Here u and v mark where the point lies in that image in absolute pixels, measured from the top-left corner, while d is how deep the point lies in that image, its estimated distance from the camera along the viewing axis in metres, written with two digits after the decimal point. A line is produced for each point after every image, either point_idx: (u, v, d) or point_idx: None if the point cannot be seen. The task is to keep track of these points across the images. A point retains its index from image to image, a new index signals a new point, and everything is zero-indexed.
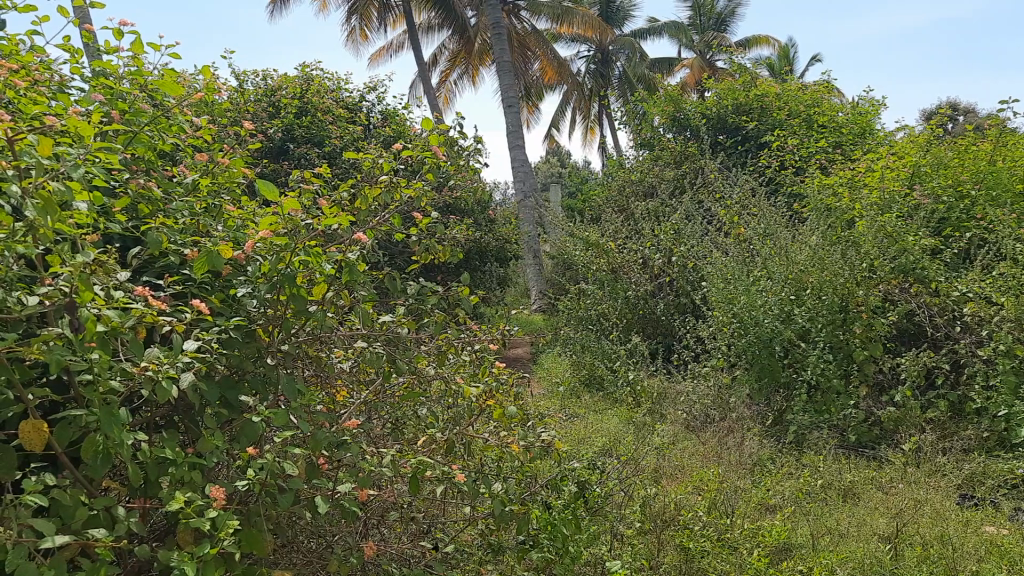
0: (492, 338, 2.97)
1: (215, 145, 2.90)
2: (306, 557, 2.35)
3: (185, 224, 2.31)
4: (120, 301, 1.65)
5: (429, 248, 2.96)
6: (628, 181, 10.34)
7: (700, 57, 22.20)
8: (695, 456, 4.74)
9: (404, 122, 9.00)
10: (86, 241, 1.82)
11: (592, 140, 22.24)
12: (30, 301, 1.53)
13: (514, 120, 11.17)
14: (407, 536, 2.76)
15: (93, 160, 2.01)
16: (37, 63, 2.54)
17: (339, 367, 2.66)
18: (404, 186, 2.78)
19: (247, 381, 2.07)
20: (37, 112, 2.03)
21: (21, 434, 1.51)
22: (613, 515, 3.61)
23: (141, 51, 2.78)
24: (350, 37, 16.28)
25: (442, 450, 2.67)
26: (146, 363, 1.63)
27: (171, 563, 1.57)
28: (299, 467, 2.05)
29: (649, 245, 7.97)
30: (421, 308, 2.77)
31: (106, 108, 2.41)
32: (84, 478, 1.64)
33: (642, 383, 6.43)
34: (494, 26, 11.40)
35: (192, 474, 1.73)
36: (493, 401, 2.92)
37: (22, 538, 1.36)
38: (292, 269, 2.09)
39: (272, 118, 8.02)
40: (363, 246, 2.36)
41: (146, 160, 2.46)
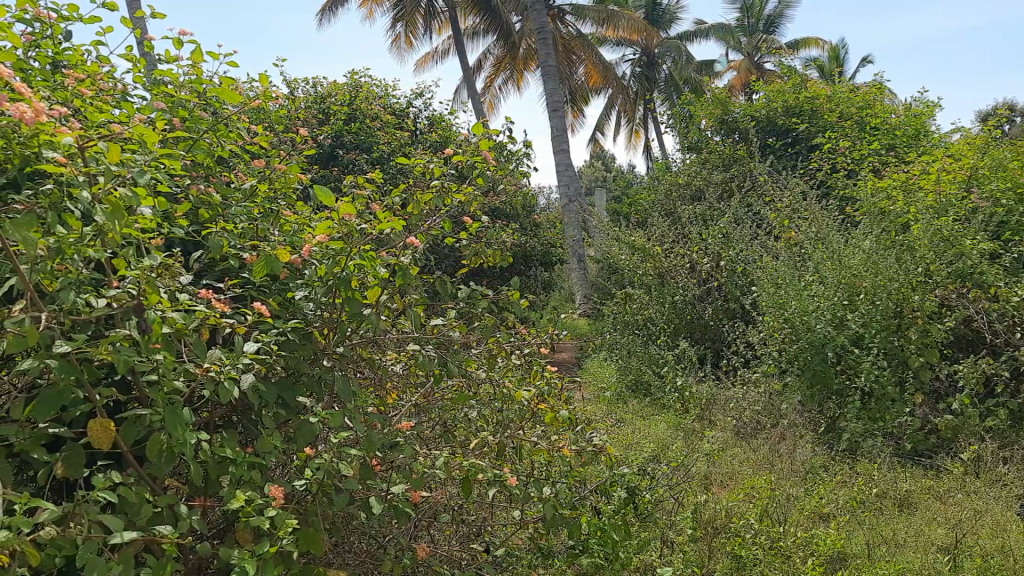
0: (542, 342, 2.98)
1: (272, 151, 2.97)
2: (360, 558, 2.38)
3: (244, 228, 2.36)
4: (186, 303, 1.69)
5: (480, 252, 2.98)
6: (675, 185, 10.27)
7: (748, 60, 21.95)
8: (746, 463, 4.69)
9: (451, 127, 9.04)
10: (152, 245, 1.87)
11: (637, 142, 22.11)
12: (98, 304, 1.57)
13: (559, 124, 11.16)
14: (457, 538, 2.78)
15: (157, 166, 2.07)
16: (103, 73, 2.63)
17: (391, 370, 2.68)
18: (455, 191, 2.79)
19: (304, 383, 2.10)
20: (104, 119, 2.10)
21: (90, 432, 1.55)
22: (663, 522, 3.60)
23: (200, 60, 2.85)
24: (395, 44, 16.44)
25: (494, 453, 2.67)
26: (210, 364, 1.67)
27: (233, 561, 1.60)
28: (353, 467, 2.07)
29: (696, 249, 7.89)
30: (472, 312, 2.79)
31: (167, 115, 2.48)
32: (147, 476, 1.67)
33: (691, 389, 6.36)
34: (539, 31, 11.40)
35: (252, 474, 1.76)
36: (544, 404, 2.92)
37: (93, 533, 1.40)
38: (347, 273, 2.14)
39: (322, 124, 8.13)
40: (415, 250, 2.39)
41: (206, 165, 2.52)
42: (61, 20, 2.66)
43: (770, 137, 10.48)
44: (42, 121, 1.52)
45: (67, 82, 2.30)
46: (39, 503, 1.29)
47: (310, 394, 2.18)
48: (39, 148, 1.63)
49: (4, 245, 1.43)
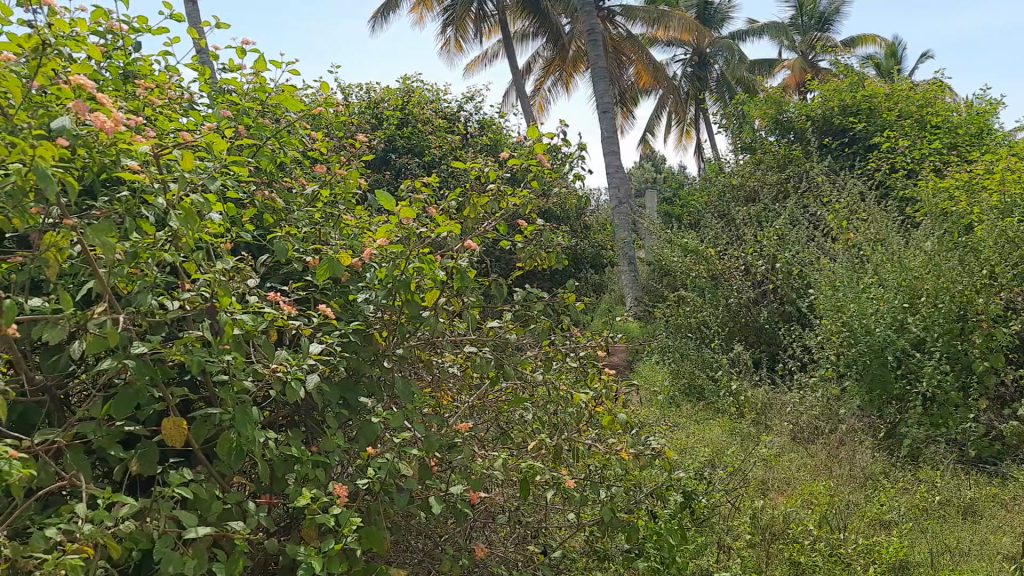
0: (597, 344, 2.97)
1: (331, 156, 3.03)
2: (418, 558, 2.41)
3: (306, 232, 2.42)
4: (254, 306, 1.75)
5: (536, 255, 3.00)
6: (729, 186, 10.15)
7: (802, 59, 21.60)
8: (804, 469, 4.62)
9: (502, 131, 9.09)
10: (221, 249, 1.93)
11: (689, 143, 21.90)
12: (172, 306, 1.63)
13: (610, 126, 11.11)
14: (514, 539, 2.79)
15: (225, 173, 2.13)
16: (171, 82, 2.72)
17: (449, 371, 2.72)
18: (511, 194, 2.81)
19: (364, 384, 2.15)
20: (174, 128, 2.18)
21: (164, 430, 1.61)
22: (720, 527, 3.57)
23: (263, 68, 2.93)
24: (446, 49, 16.58)
25: (551, 455, 2.68)
26: (277, 365, 1.72)
27: (299, 558, 1.64)
28: (413, 468, 2.11)
29: (751, 251, 7.79)
30: (527, 314, 2.81)
31: (233, 123, 2.56)
32: (217, 473, 1.73)
33: (746, 393, 6.27)
34: (590, 33, 11.38)
35: (317, 472, 1.81)
36: (602, 407, 2.91)
37: (168, 528, 1.45)
38: (406, 276, 2.18)
39: (376, 129, 8.25)
40: (473, 252, 2.42)
41: (268, 171, 2.59)
42: (132, 32, 2.76)
43: (827, 137, 10.31)
44: (122, 131, 1.59)
45: (139, 91, 2.39)
46: (120, 497, 1.35)
47: (371, 395, 2.22)
48: (117, 156, 1.70)
49: (85, 250, 1.49)
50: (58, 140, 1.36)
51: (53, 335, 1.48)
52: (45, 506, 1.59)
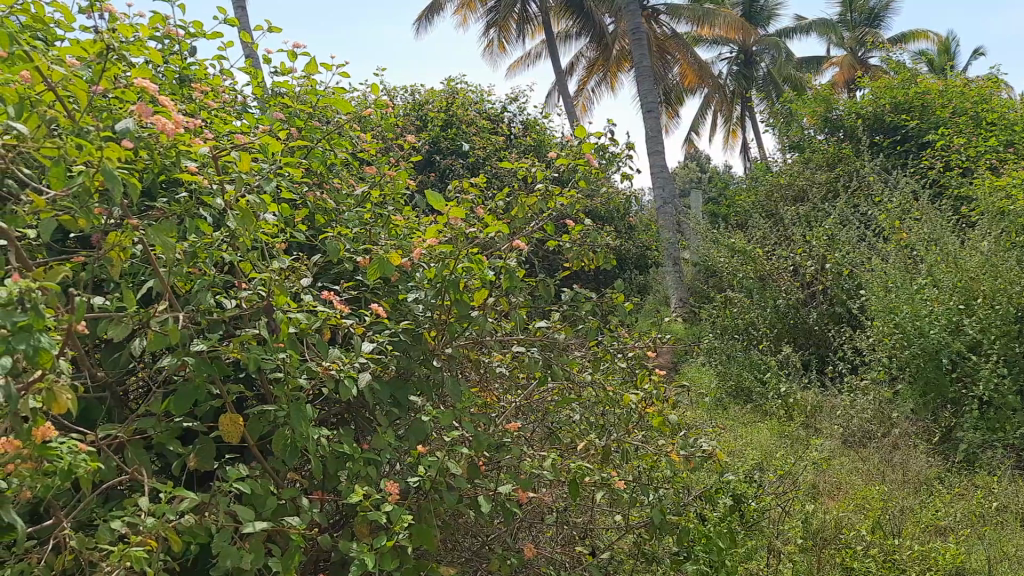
0: (646, 345, 2.95)
1: (380, 158, 3.07)
2: (466, 557, 2.42)
3: (356, 232, 2.45)
4: (309, 305, 1.77)
5: (584, 256, 2.98)
6: (777, 186, 10.02)
7: (851, 56, 21.22)
8: (857, 473, 4.54)
9: (546, 131, 9.08)
10: (276, 249, 1.96)
11: (735, 142, 21.66)
12: (230, 305, 1.67)
13: (654, 125, 11.02)
14: (561, 540, 2.79)
15: (279, 174, 2.17)
16: (224, 85, 2.78)
17: (497, 371, 2.72)
18: (559, 194, 2.79)
19: (414, 383, 2.17)
20: (229, 130, 2.22)
21: (220, 426, 1.64)
22: (770, 531, 3.52)
23: (314, 71, 2.97)
24: (489, 49, 16.61)
25: (600, 456, 2.67)
26: (330, 363, 1.74)
27: (352, 554, 1.65)
28: (462, 467, 2.12)
29: (801, 251, 7.66)
30: (576, 314, 2.80)
31: (285, 126, 2.60)
32: (271, 469, 1.76)
33: (795, 396, 6.16)
34: (634, 32, 11.31)
35: (369, 470, 1.82)
36: (653, 408, 2.89)
37: (226, 523, 1.47)
38: (455, 276, 2.18)
39: (420, 131, 8.29)
40: (521, 252, 2.42)
41: (318, 172, 2.63)
42: (187, 36, 2.82)
43: (877, 135, 10.10)
44: (182, 133, 1.62)
45: (195, 94, 2.45)
46: (181, 491, 1.37)
47: (422, 394, 2.23)
48: (177, 158, 1.74)
49: (147, 249, 1.53)
50: (123, 142, 1.40)
51: (116, 332, 1.51)
52: (107, 501, 1.64)
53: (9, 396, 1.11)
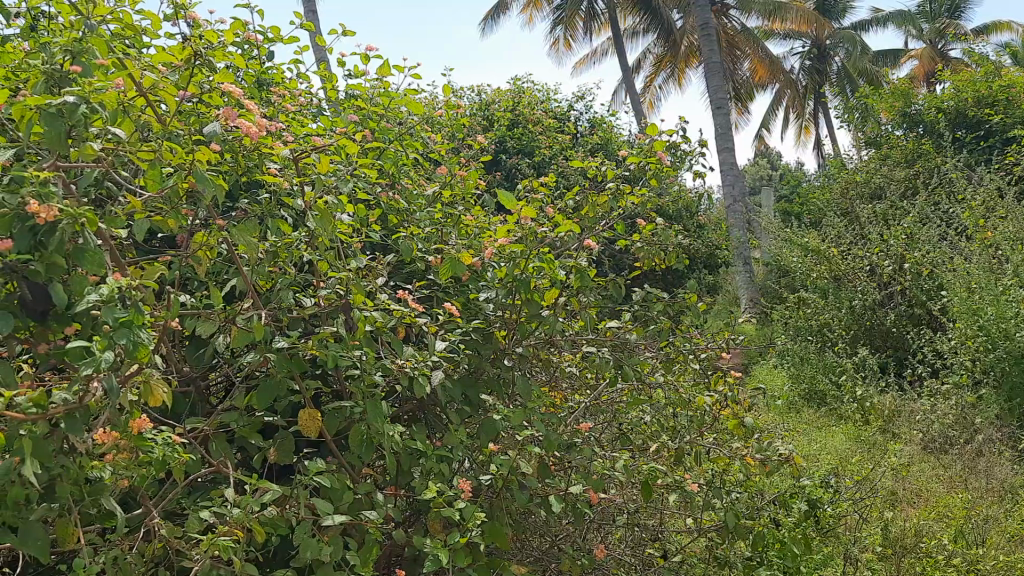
0: (720, 346, 2.91)
1: (451, 158, 3.10)
2: (537, 556, 2.44)
3: (428, 232, 2.48)
4: (385, 303, 1.81)
5: (655, 256, 2.96)
6: (852, 183, 9.76)
7: (931, 48, 20.52)
8: (937, 480, 4.39)
9: (613, 129, 9.02)
10: (352, 249, 2.01)
11: (807, 139, 21.19)
12: (310, 303, 1.72)
13: (723, 122, 10.84)
14: (631, 542, 2.77)
15: (356, 175, 2.22)
16: (301, 89, 2.85)
17: (568, 371, 2.73)
18: (629, 193, 2.76)
19: (486, 381, 2.19)
20: (306, 133, 2.28)
21: (300, 421, 1.69)
22: (847, 538, 3.44)
23: (387, 73, 3.02)
24: (555, 48, 16.61)
25: (672, 458, 2.65)
26: (405, 360, 1.77)
27: (426, 549, 1.68)
28: (533, 466, 2.13)
29: (877, 250, 7.35)
30: (647, 314, 2.78)
31: (359, 128, 2.66)
32: (348, 464, 1.80)
33: (872, 400, 5.99)
34: (704, 28, 11.15)
35: (442, 466, 1.85)
36: (727, 411, 2.84)
37: (306, 515, 1.51)
38: (527, 275, 2.19)
39: (487, 131, 8.33)
40: (592, 251, 2.42)
41: (391, 173, 2.68)
42: (265, 41, 2.91)
43: (959, 130, 9.72)
44: (265, 136, 1.68)
45: (274, 97, 2.52)
46: (265, 483, 1.41)
47: (493, 392, 2.25)
48: (260, 161, 1.80)
49: (232, 249, 1.59)
50: (212, 145, 1.46)
51: (204, 329, 1.58)
52: (193, 492, 1.70)
53: (109, 388, 1.16)
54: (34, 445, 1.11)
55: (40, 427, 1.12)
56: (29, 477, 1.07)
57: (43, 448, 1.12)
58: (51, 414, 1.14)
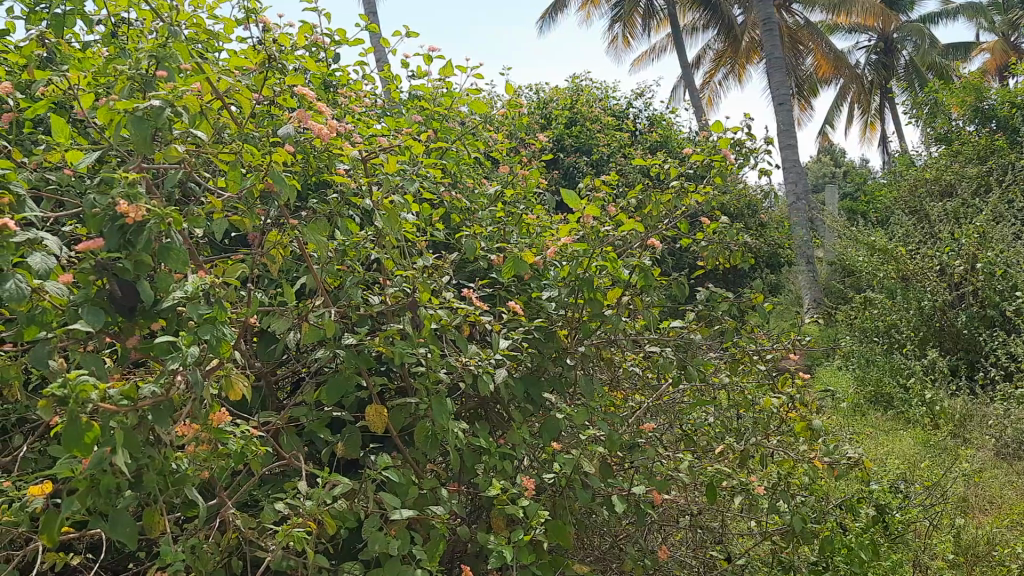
0: (786, 348, 2.85)
1: (513, 157, 3.11)
2: (599, 556, 2.45)
3: (491, 231, 2.49)
4: (451, 302, 1.83)
5: (720, 256, 2.92)
6: (922, 180, 9.47)
7: (1004, 40, 19.77)
8: (1012, 487, 4.23)
9: (672, 126, 8.92)
10: (418, 247, 2.03)
11: (873, 135, 20.67)
12: (376, 301, 1.75)
13: (785, 119, 10.61)
14: (694, 544, 2.75)
15: (421, 175, 2.25)
16: (365, 90, 2.90)
17: (629, 370, 2.73)
18: (693, 191, 2.73)
19: (548, 380, 2.20)
20: (372, 133, 2.32)
21: (367, 417, 1.71)
22: (916, 545, 3.34)
23: (449, 72, 3.05)
24: (613, 45, 16.53)
25: (738, 460, 2.62)
26: (469, 359, 1.79)
27: (490, 546, 1.68)
28: (596, 466, 2.12)
29: (948, 250, 7.09)
30: (711, 315, 2.74)
31: (423, 128, 2.69)
32: (414, 460, 1.82)
33: (942, 403, 5.80)
34: (766, 23, 10.93)
35: (505, 464, 1.86)
36: (795, 412, 2.79)
37: (375, 510, 1.53)
38: (590, 274, 2.18)
39: (545, 129, 8.32)
40: (656, 250, 2.39)
41: (453, 172, 2.71)
42: (331, 43, 2.96)
43: None
44: (335, 137, 1.72)
45: (340, 99, 2.57)
46: (335, 476, 1.44)
47: (556, 391, 2.25)
48: (329, 161, 1.84)
49: (303, 247, 1.62)
50: (286, 146, 1.50)
51: (277, 325, 1.62)
52: (266, 484, 1.75)
53: (195, 381, 1.19)
54: (125, 436, 1.14)
55: (130, 418, 1.16)
56: (122, 467, 1.11)
57: (133, 438, 1.16)
58: (140, 406, 1.17)
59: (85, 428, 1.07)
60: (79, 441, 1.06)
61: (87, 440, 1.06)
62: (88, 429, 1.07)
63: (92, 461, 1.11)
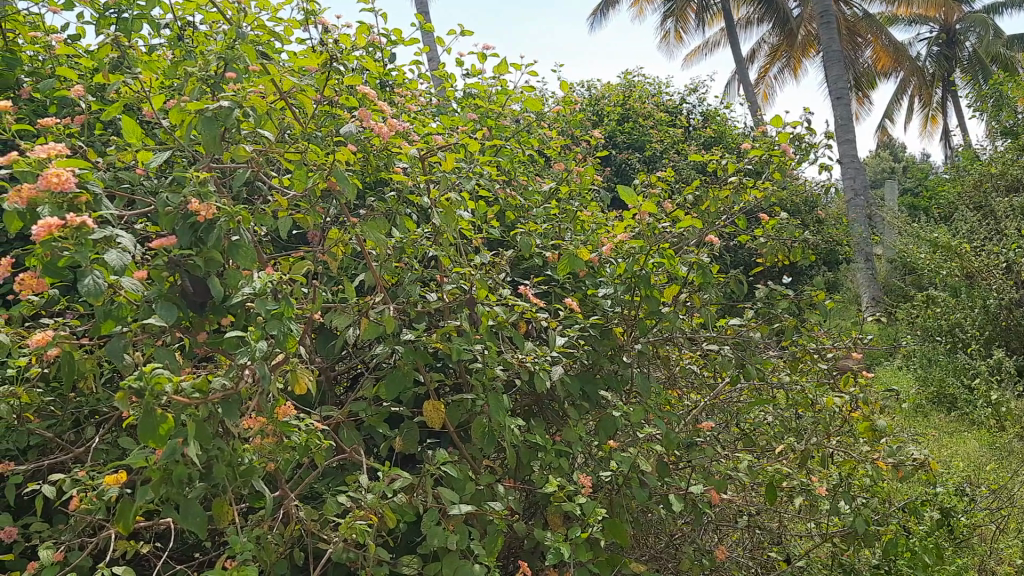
0: (848, 347, 2.79)
1: (567, 155, 3.11)
2: (656, 554, 2.44)
3: (546, 228, 2.50)
4: (508, 299, 1.84)
5: (778, 252, 2.87)
6: (987, 175, 9.17)
7: None
8: None
9: (727, 122, 8.80)
10: (475, 245, 2.04)
11: (935, 128, 20.11)
12: (434, 298, 1.78)
13: (843, 113, 10.38)
14: (752, 545, 2.72)
15: (478, 174, 2.26)
16: (421, 90, 2.92)
17: (685, 368, 2.71)
18: (752, 186, 2.68)
19: (603, 377, 2.20)
20: (429, 132, 2.34)
21: (424, 412, 1.74)
22: (983, 550, 3.25)
23: (505, 71, 3.06)
24: (665, 41, 16.40)
25: (799, 461, 2.58)
26: (525, 355, 1.80)
27: (547, 543, 1.69)
28: (653, 464, 2.11)
29: (1015, 246, 6.88)
30: (771, 313, 2.69)
31: (478, 127, 2.70)
32: (470, 455, 1.84)
33: (1008, 404, 5.63)
34: (823, 15, 10.69)
35: (561, 461, 1.86)
36: (859, 412, 2.73)
37: (432, 505, 1.55)
38: (647, 271, 2.14)
39: (597, 126, 8.31)
40: (713, 246, 2.36)
41: (508, 170, 2.72)
42: (387, 43, 3.00)
43: None
44: (395, 136, 1.74)
45: (397, 99, 2.60)
46: (395, 470, 1.46)
47: (612, 388, 2.25)
48: (389, 160, 1.86)
49: (362, 244, 1.65)
50: (349, 145, 1.52)
51: (339, 322, 1.66)
52: (327, 477, 1.79)
53: (263, 375, 1.22)
54: (197, 428, 1.18)
55: (201, 411, 1.19)
56: (194, 458, 1.15)
57: (204, 430, 1.20)
58: (210, 399, 1.21)
59: (160, 420, 1.11)
60: (153, 432, 1.09)
61: (162, 432, 1.10)
62: (163, 421, 1.10)
63: (165, 452, 1.15)
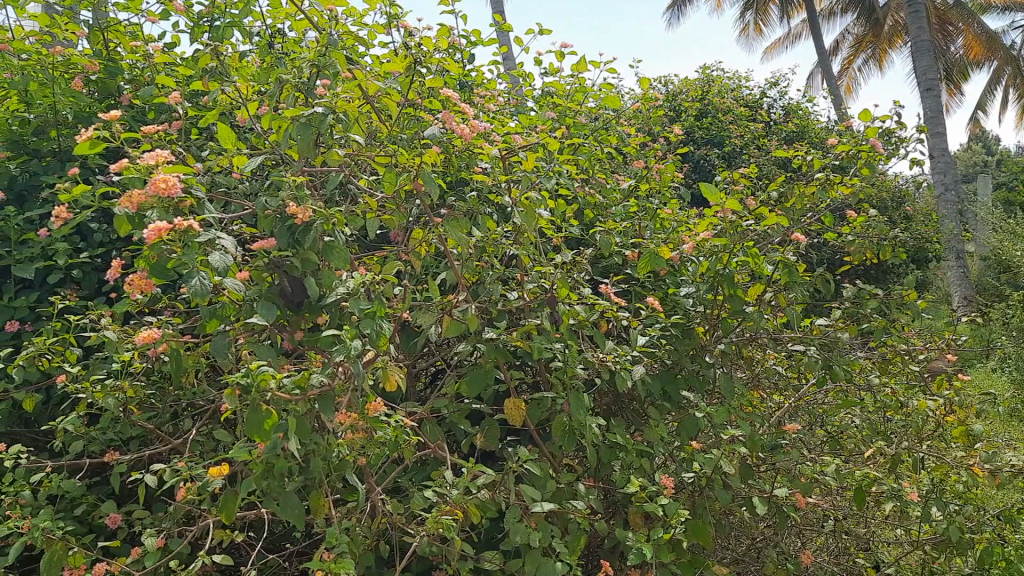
0: (941, 348, 2.68)
1: (646, 151, 3.08)
2: (739, 556, 2.41)
3: (626, 226, 2.49)
4: (589, 298, 1.84)
5: (866, 250, 2.78)
6: None
7: None
8: None
9: (809, 115, 8.56)
10: (556, 242, 2.04)
11: None
12: (516, 297, 1.79)
13: (933, 105, 9.97)
14: (838, 550, 2.66)
15: (558, 171, 2.27)
16: (499, 90, 2.94)
17: (769, 368, 2.67)
18: (840, 182, 2.60)
19: (685, 376, 2.17)
20: (509, 130, 2.36)
21: (506, 410, 1.75)
22: None
23: (583, 68, 3.05)
24: (745, 33, 16.09)
25: (889, 465, 2.50)
26: (608, 354, 1.79)
27: (629, 542, 1.69)
28: (736, 465, 2.08)
29: None
30: (859, 313, 2.62)
31: (557, 125, 2.71)
32: (551, 453, 1.85)
33: None
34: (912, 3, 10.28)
35: (643, 461, 1.85)
36: (953, 416, 2.63)
37: (517, 502, 1.57)
38: (730, 270, 2.11)
39: (675, 121, 8.20)
40: (798, 245, 2.31)
41: (587, 168, 2.71)
42: (466, 44, 3.03)
43: None
44: (478, 136, 1.76)
45: (476, 99, 2.63)
46: (480, 466, 1.48)
47: (693, 388, 2.23)
48: (471, 160, 1.89)
49: (447, 243, 1.68)
50: (434, 146, 1.55)
51: (425, 320, 1.68)
52: (413, 472, 1.82)
53: (357, 373, 1.25)
54: (296, 422, 1.22)
55: (301, 406, 1.23)
56: (294, 452, 1.18)
57: (303, 425, 1.24)
58: (308, 396, 1.24)
59: (265, 415, 1.14)
60: (259, 428, 1.13)
61: (266, 427, 1.14)
62: (268, 416, 1.14)
63: (268, 446, 1.19)
